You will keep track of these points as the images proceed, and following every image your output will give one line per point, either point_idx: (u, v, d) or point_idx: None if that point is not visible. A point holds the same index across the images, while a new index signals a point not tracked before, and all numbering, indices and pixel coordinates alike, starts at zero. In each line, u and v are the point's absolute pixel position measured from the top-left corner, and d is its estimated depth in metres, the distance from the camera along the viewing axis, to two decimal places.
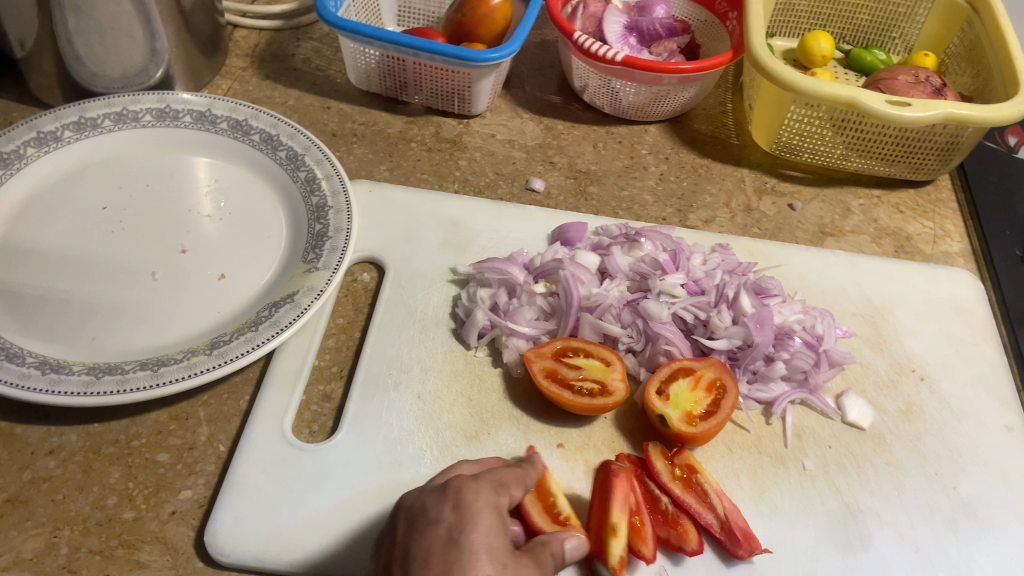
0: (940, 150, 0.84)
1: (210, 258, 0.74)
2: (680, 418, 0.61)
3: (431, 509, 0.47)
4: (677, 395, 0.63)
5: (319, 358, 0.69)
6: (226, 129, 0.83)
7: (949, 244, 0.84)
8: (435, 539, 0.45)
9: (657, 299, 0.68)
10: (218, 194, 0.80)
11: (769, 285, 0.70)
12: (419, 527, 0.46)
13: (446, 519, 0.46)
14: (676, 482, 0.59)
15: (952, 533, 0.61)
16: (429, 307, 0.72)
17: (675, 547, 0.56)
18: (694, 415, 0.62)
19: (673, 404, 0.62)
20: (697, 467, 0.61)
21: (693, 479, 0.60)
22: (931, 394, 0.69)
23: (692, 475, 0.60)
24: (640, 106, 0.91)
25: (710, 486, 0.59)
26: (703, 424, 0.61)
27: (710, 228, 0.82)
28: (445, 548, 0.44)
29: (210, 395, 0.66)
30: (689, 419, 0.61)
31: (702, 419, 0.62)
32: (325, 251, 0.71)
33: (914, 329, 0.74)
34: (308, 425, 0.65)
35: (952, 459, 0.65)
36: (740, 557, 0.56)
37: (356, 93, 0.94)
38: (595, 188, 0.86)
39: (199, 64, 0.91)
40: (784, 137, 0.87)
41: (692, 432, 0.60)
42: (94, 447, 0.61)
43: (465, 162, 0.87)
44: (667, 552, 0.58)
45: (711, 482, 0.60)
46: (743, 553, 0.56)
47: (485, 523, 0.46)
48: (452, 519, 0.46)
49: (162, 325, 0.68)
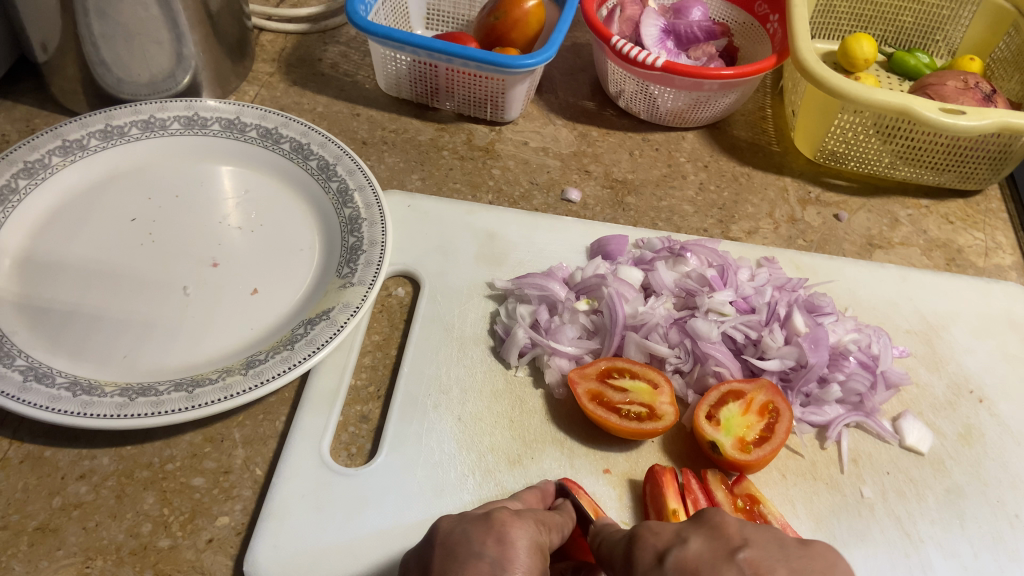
0: (992, 158, 0.81)
1: (243, 272, 0.72)
2: (732, 445, 0.59)
3: (472, 539, 0.45)
4: (728, 420, 0.60)
5: (355, 377, 0.67)
6: (255, 137, 0.81)
7: (1001, 257, 0.81)
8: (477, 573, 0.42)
9: (706, 318, 0.65)
10: (248, 205, 0.78)
11: (821, 302, 0.67)
12: (466, 551, 0.44)
13: (490, 552, 0.44)
14: (739, 514, 0.57)
15: (1017, 565, 0.59)
16: (466, 323, 0.70)
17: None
18: (747, 441, 0.60)
19: (725, 430, 0.60)
20: (759, 497, 0.59)
21: (756, 510, 0.58)
22: (990, 416, 0.67)
23: (754, 506, 0.58)
24: (678, 112, 0.88)
25: (774, 517, 0.57)
26: (757, 451, 0.59)
27: (753, 240, 0.80)
28: None
29: (245, 416, 0.64)
30: (743, 446, 0.59)
31: (755, 445, 0.59)
32: (360, 266, 0.69)
33: (970, 347, 0.71)
34: (346, 447, 0.63)
35: (1014, 486, 0.63)
36: None
37: (385, 99, 0.92)
38: (632, 198, 0.83)
39: (226, 70, 0.89)
40: (829, 144, 0.85)
41: (747, 460, 0.58)
42: (127, 471, 0.59)
43: (498, 171, 0.85)
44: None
45: (774, 513, 0.58)
46: None
47: (525, 561, 0.44)
48: (496, 553, 0.43)
49: (194, 343, 0.66)
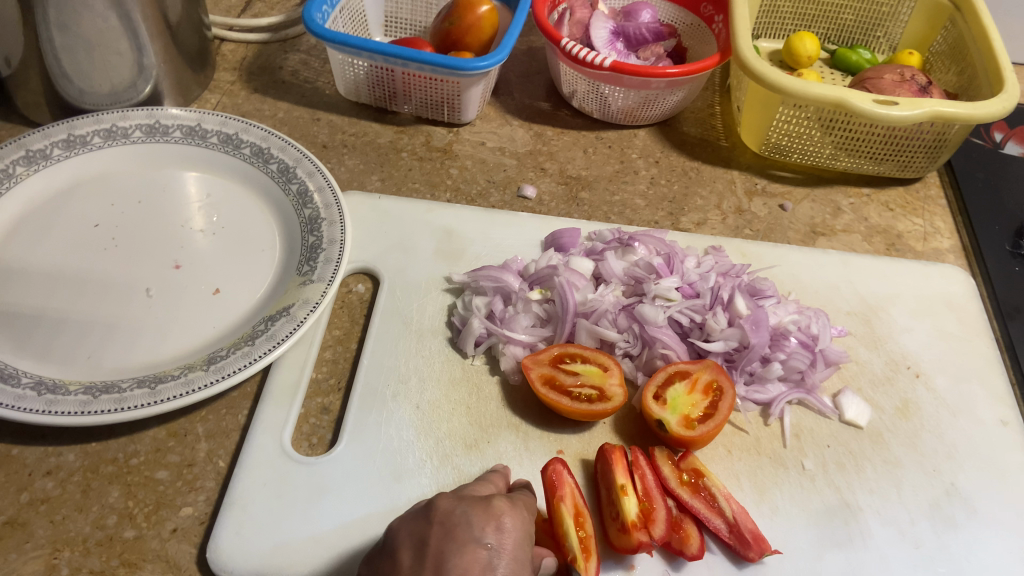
0: (928, 147, 0.85)
1: (205, 273, 0.74)
2: (678, 422, 0.61)
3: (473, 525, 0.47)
4: (674, 399, 0.63)
5: (316, 370, 0.69)
6: (216, 143, 0.83)
7: (939, 241, 0.84)
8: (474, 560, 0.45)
9: (653, 304, 0.68)
10: (210, 208, 0.80)
11: (764, 285, 0.71)
12: (466, 535, 0.46)
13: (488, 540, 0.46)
14: (684, 487, 0.60)
15: (952, 530, 0.61)
16: (424, 316, 0.72)
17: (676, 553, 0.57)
18: (692, 418, 0.62)
19: (671, 409, 0.62)
20: (704, 471, 0.61)
21: (701, 484, 0.60)
22: (926, 390, 0.70)
23: (699, 479, 0.61)
24: (629, 110, 0.91)
25: (718, 490, 0.60)
26: (701, 427, 0.61)
27: (702, 230, 0.83)
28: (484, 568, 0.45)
29: (208, 411, 0.65)
30: (688, 423, 0.62)
31: (700, 421, 0.62)
32: (320, 263, 0.71)
33: (908, 326, 0.75)
34: (307, 438, 0.65)
35: (950, 456, 0.65)
36: (751, 559, 0.57)
37: (345, 104, 0.94)
38: (586, 194, 0.86)
39: (187, 79, 0.91)
40: (773, 138, 0.88)
41: (692, 435, 0.60)
42: (93, 467, 0.61)
43: (456, 170, 0.87)
44: (668, 557, 0.58)
45: (718, 486, 0.60)
46: (754, 555, 0.56)
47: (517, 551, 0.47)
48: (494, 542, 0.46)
49: (158, 342, 0.68)
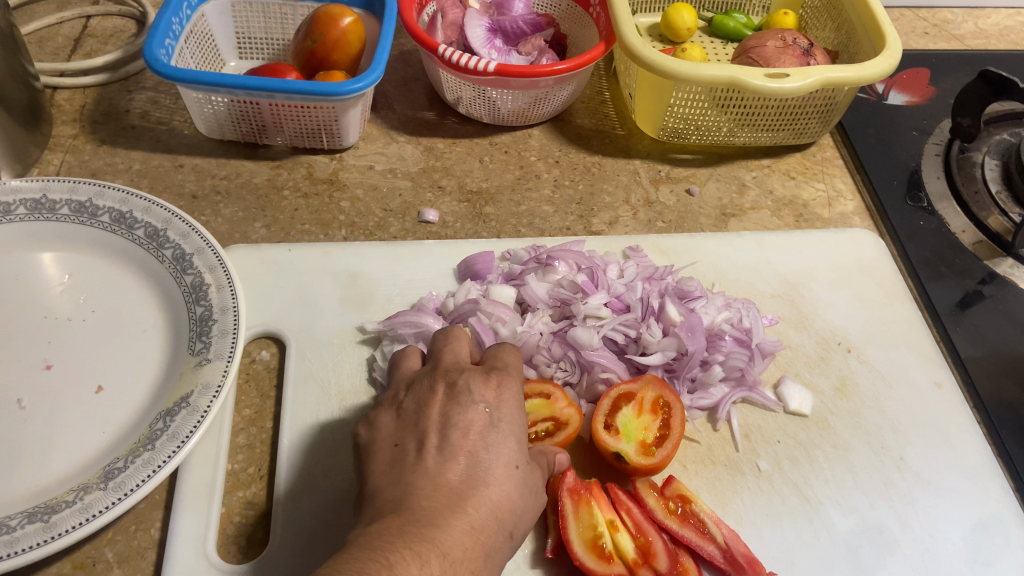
0: (819, 112, 0.85)
1: (83, 369, 0.65)
2: (636, 451, 0.58)
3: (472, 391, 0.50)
4: (626, 425, 0.60)
5: (231, 461, 0.62)
6: (69, 214, 0.72)
7: (844, 204, 0.85)
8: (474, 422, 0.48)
9: (585, 325, 0.65)
10: (75, 291, 0.70)
11: (690, 287, 0.69)
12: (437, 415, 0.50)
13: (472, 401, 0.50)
14: (673, 517, 0.57)
15: (910, 506, 0.61)
16: (343, 377, 0.67)
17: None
18: (648, 444, 0.59)
19: (626, 438, 0.59)
20: (690, 496, 0.59)
21: (689, 510, 0.58)
22: (860, 364, 0.70)
23: (683, 502, 0.58)
24: (520, 111, 0.87)
25: (707, 515, 0.58)
26: (660, 452, 0.59)
27: (616, 230, 0.80)
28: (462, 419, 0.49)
29: (116, 531, 0.57)
30: (645, 450, 0.59)
31: (657, 445, 0.59)
32: (214, 337, 0.64)
33: (832, 300, 0.74)
34: (234, 540, 0.58)
35: (894, 430, 0.66)
36: None
37: (209, 143, 0.85)
38: (491, 208, 0.81)
39: (22, 141, 0.79)
40: (669, 123, 0.86)
41: (653, 463, 0.58)
42: None
43: (347, 203, 0.81)
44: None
45: (706, 510, 0.58)
46: None
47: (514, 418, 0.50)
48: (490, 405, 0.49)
49: (41, 462, 0.59)
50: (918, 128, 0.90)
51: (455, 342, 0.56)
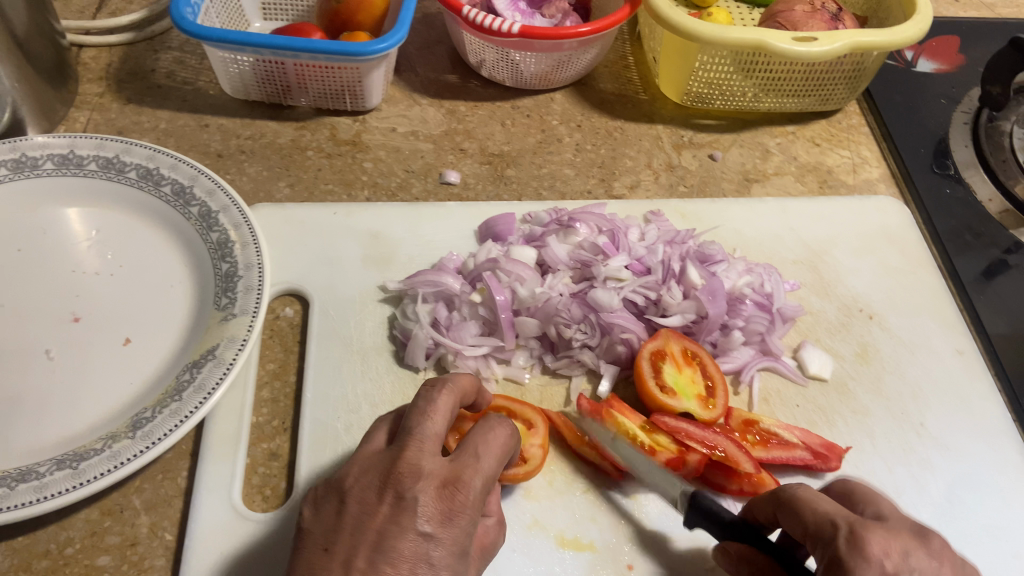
0: (846, 78, 0.83)
1: (110, 322, 0.66)
2: (699, 405, 0.61)
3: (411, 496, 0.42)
4: (679, 383, 0.61)
5: (256, 414, 0.63)
6: (96, 170, 0.73)
7: (869, 171, 0.84)
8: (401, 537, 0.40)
9: (605, 286, 0.65)
10: (102, 247, 0.71)
11: (712, 251, 0.68)
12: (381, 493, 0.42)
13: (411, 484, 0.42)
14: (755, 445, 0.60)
15: (928, 471, 0.61)
16: (365, 334, 0.68)
17: (752, 496, 0.58)
18: (704, 395, 0.62)
19: (684, 396, 0.61)
20: (754, 418, 0.62)
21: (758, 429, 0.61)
22: (881, 331, 0.70)
23: (754, 428, 0.61)
24: (543, 74, 0.86)
25: (774, 425, 0.61)
26: (719, 401, 0.61)
27: (637, 194, 0.80)
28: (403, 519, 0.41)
29: (144, 479, 0.59)
30: (706, 402, 0.61)
31: (711, 395, 0.62)
32: (239, 293, 0.65)
33: (854, 267, 0.74)
34: (259, 491, 0.59)
35: (915, 396, 0.65)
36: (833, 469, 0.59)
37: (234, 103, 0.85)
38: (512, 171, 0.82)
39: (48, 97, 0.80)
40: (694, 87, 0.85)
41: (718, 414, 0.60)
42: (24, 565, 0.54)
43: (370, 163, 0.81)
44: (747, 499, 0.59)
45: (772, 422, 0.61)
46: (835, 464, 0.59)
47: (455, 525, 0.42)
48: (430, 525, 0.41)
49: (73, 410, 0.60)
50: (947, 95, 0.88)
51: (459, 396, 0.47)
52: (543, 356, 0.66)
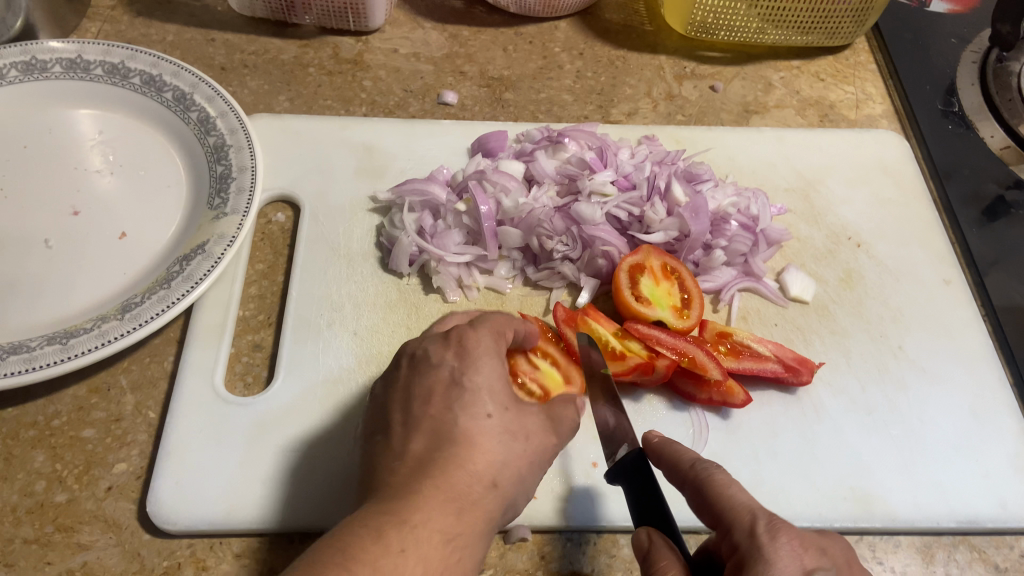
0: (855, 11, 0.82)
1: (107, 217, 0.68)
2: (672, 316, 0.61)
3: (434, 354, 0.48)
4: (653, 294, 0.62)
5: (242, 308, 0.65)
6: (102, 75, 0.75)
7: (872, 107, 0.83)
8: (438, 381, 0.46)
9: (589, 201, 0.66)
10: (105, 147, 0.73)
11: (700, 170, 0.69)
12: (427, 365, 0.47)
13: (451, 362, 0.47)
14: (727, 355, 0.61)
15: (902, 391, 0.62)
16: (352, 240, 0.69)
17: (720, 404, 0.59)
18: (678, 307, 0.62)
19: (658, 306, 0.61)
20: (729, 331, 0.62)
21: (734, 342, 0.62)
22: (868, 258, 0.69)
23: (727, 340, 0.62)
24: (547, 0, 0.86)
25: (748, 339, 0.62)
26: (693, 313, 0.62)
27: (634, 121, 0.80)
28: (448, 391, 0.46)
29: (131, 361, 0.61)
30: (679, 313, 0.62)
31: (686, 307, 0.62)
32: (231, 194, 0.66)
33: (847, 197, 0.73)
34: (241, 377, 0.61)
35: (895, 320, 0.66)
36: (804, 383, 0.60)
37: (240, 20, 0.87)
38: (510, 94, 0.82)
39: (60, 7, 0.82)
40: (698, 17, 0.84)
41: (690, 325, 0.61)
42: (12, 433, 0.56)
43: (370, 82, 0.82)
44: (715, 410, 0.60)
45: (747, 337, 0.62)
46: (807, 377, 0.60)
47: (485, 366, 0.47)
48: (456, 361, 0.47)
49: (66, 294, 0.62)
50: (957, 35, 0.86)
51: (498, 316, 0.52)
52: (525, 268, 0.67)
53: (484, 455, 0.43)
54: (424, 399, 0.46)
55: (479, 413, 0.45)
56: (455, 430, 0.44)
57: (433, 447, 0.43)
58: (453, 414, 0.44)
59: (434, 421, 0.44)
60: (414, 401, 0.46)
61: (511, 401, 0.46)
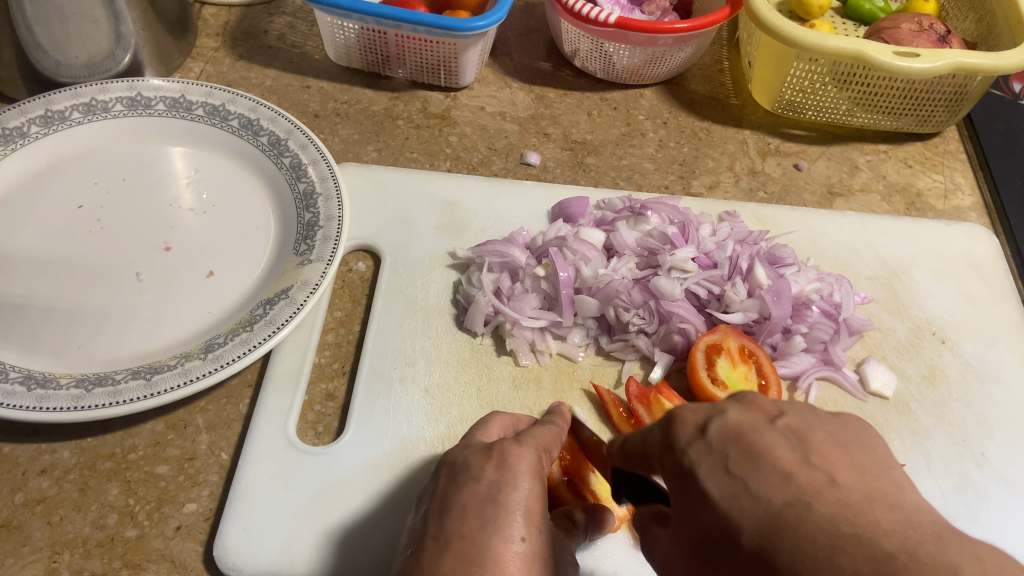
0: (949, 100, 0.81)
1: (197, 255, 0.70)
2: None
3: (474, 466, 0.46)
4: (731, 378, 0.61)
5: (319, 355, 0.66)
6: (203, 115, 0.78)
7: (960, 198, 0.81)
8: (473, 496, 0.44)
9: (669, 276, 0.65)
10: (199, 185, 0.76)
11: (784, 254, 0.68)
12: (465, 477, 0.46)
13: (487, 476, 0.45)
14: None
15: (982, 501, 0.60)
16: (429, 295, 0.70)
17: None
18: (755, 394, 0.61)
19: (735, 391, 0.60)
20: None
21: None
22: (952, 356, 0.68)
23: None
24: (635, 69, 0.87)
25: None
26: (771, 402, 0.61)
27: (714, 194, 0.80)
28: (482, 505, 0.43)
29: (208, 401, 0.62)
30: None
31: (763, 395, 0.61)
32: (317, 242, 0.67)
33: (932, 290, 0.72)
34: (312, 426, 0.62)
35: (979, 425, 0.64)
36: None
37: (336, 69, 0.90)
38: (593, 159, 0.83)
39: (167, 46, 0.86)
40: (786, 95, 0.84)
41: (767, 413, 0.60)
42: (90, 464, 0.58)
43: (456, 138, 0.84)
44: None
45: None
46: None
47: (524, 486, 0.45)
48: (494, 477, 0.45)
49: (152, 330, 0.64)
50: None
51: (540, 431, 0.51)
52: (599, 338, 0.67)
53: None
54: (459, 513, 0.43)
55: (511, 536, 0.42)
56: (487, 548, 0.41)
57: (461, 568, 0.39)
58: (486, 536, 0.41)
59: (466, 541, 0.41)
60: (447, 514, 0.43)
61: (543, 523, 0.44)
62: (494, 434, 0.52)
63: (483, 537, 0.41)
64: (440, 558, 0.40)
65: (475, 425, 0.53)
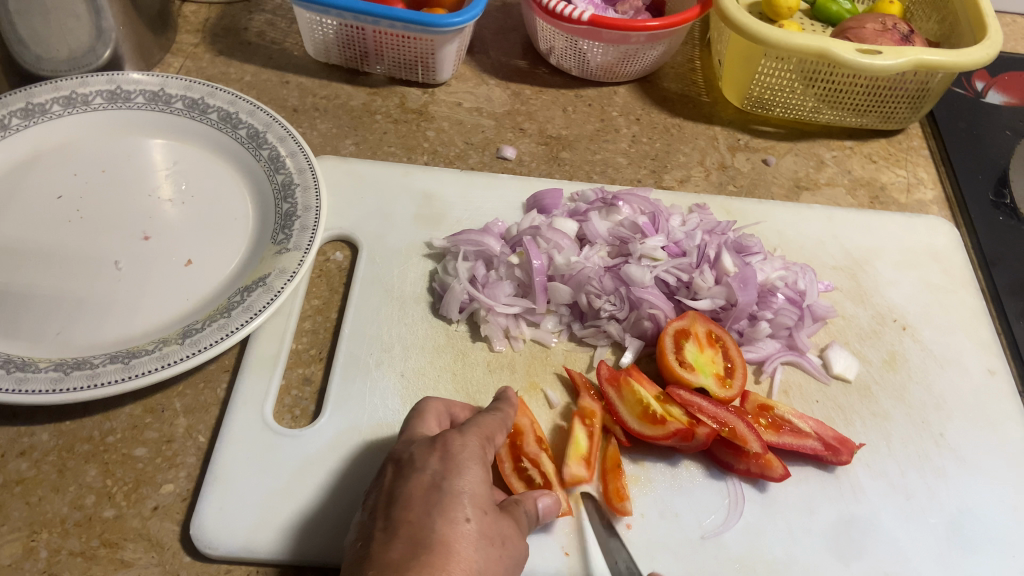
0: (911, 97, 0.84)
1: (176, 244, 0.71)
2: (715, 383, 0.62)
3: (418, 458, 0.47)
4: (698, 361, 0.63)
5: (296, 341, 0.67)
6: (182, 109, 0.79)
7: (923, 192, 0.84)
8: (419, 484, 0.45)
9: (639, 264, 0.67)
10: (177, 177, 0.77)
11: (750, 242, 0.70)
12: (409, 468, 0.47)
13: (431, 466, 0.46)
14: (769, 429, 0.61)
15: (941, 479, 0.62)
16: (406, 283, 0.71)
17: (759, 477, 0.59)
18: (721, 375, 0.63)
19: (702, 372, 0.62)
20: (770, 404, 0.63)
21: (774, 416, 0.62)
22: (913, 342, 0.70)
23: (768, 413, 0.63)
24: (608, 66, 0.89)
25: (790, 414, 0.62)
26: (736, 383, 0.63)
27: (685, 188, 0.82)
28: (426, 492, 0.44)
29: (186, 385, 0.63)
30: (722, 382, 0.62)
31: (730, 377, 0.63)
32: (295, 231, 0.68)
33: (894, 279, 0.74)
34: (289, 410, 0.63)
35: (938, 407, 0.66)
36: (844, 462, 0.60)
37: (315, 65, 0.91)
38: (567, 153, 0.84)
39: (147, 42, 0.87)
40: (755, 92, 0.86)
41: (733, 394, 0.62)
42: (68, 446, 0.58)
43: (433, 132, 0.85)
44: (751, 481, 0.60)
45: (788, 411, 0.63)
46: (847, 457, 0.60)
47: (468, 472, 0.46)
48: (438, 466, 0.46)
49: (130, 315, 0.65)
50: (1012, 127, 0.87)
51: (483, 419, 0.52)
52: (571, 324, 0.68)
53: (461, 563, 0.41)
54: (404, 503, 0.44)
55: (457, 518, 0.43)
56: (448, 535, 0.42)
57: (409, 554, 0.41)
58: (431, 520, 0.43)
59: (410, 526, 0.43)
60: (393, 506, 0.44)
61: (490, 505, 0.45)
62: (432, 425, 0.53)
63: (429, 522, 0.42)
64: (389, 545, 0.42)
65: (412, 417, 0.54)
